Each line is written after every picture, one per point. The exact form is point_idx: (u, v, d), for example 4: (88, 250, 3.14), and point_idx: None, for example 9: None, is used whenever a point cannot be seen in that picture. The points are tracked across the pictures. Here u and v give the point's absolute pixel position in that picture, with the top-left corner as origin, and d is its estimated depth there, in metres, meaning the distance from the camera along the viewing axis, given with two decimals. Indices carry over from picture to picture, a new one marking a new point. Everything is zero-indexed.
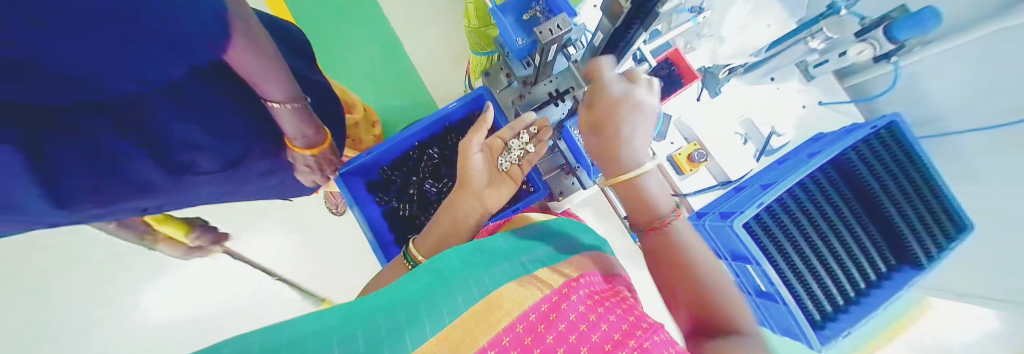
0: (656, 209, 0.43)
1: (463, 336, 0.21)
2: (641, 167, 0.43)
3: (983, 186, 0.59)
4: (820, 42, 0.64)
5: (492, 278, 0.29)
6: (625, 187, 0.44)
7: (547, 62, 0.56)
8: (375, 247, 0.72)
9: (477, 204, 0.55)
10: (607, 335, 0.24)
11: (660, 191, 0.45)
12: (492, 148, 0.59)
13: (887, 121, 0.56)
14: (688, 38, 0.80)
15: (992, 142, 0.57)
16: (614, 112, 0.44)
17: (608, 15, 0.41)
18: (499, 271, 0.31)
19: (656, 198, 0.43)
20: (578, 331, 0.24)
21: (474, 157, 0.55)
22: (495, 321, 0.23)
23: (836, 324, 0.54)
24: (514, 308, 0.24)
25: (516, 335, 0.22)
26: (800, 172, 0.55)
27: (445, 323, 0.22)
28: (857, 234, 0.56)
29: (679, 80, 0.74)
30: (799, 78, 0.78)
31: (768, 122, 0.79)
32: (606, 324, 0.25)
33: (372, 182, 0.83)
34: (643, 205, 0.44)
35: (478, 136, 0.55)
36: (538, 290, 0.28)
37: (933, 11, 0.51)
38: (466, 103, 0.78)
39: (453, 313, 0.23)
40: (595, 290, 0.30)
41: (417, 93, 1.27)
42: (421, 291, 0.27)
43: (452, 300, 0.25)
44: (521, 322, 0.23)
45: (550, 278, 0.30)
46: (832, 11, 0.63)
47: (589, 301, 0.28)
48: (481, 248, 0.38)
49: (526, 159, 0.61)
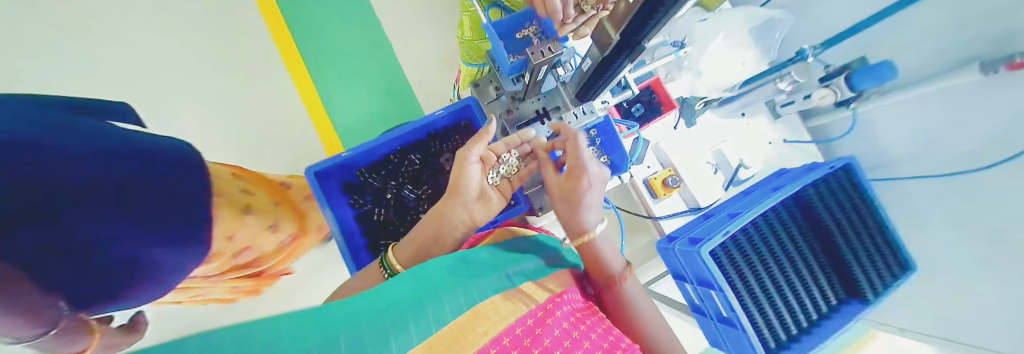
0: (611, 268, 0.46)
1: (451, 346, 0.22)
2: (595, 230, 0.48)
3: (932, 230, 0.66)
4: (787, 84, 0.72)
5: (478, 290, 0.29)
6: (583, 249, 0.48)
7: (536, 81, 0.57)
8: (345, 253, 0.69)
9: (465, 214, 0.53)
10: (590, 352, 0.25)
11: (614, 252, 0.48)
12: (485, 161, 0.56)
13: (844, 163, 0.62)
14: (670, 69, 0.85)
15: (934, 188, 0.65)
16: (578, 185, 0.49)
17: (597, 44, 0.41)
18: (484, 282, 0.31)
19: (611, 259, 0.46)
20: (563, 346, 0.24)
21: (470, 168, 0.53)
22: (482, 333, 0.23)
23: (789, 352, 0.57)
24: (501, 322, 0.25)
25: (503, 347, 0.23)
26: (764, 205, 0.59)
27: (431, 333, 0.22)
28: (811, 267, 0.60)
29: (659, 108, 0.79)
30: (767, 116, 0.85)
31: (737, 154, 0.85)
32: (588, 341, 0.26)
33: (347, 183, 0.79)
34: (597, 262, 0.46)
35: (478, 147, 0.53)
36: (524, 304, 0.28)
37: (889, 65, 0.59)
38: (452, 111, 0.77)
39: (440, 323, 0.23)
40: (577, 307, 0.31)
41: (402, 95, 1.29)
42: (405, 298, 0.27)
43: (440, 309, 0.25)
44: (508, 336, 0.24)
45: (534, 293, 0.31)
46: (800, 57, 0.69)
47: (572, 318, 0.28)
48: (465, 258, 0.38)
49: (516, 177, 0.60)
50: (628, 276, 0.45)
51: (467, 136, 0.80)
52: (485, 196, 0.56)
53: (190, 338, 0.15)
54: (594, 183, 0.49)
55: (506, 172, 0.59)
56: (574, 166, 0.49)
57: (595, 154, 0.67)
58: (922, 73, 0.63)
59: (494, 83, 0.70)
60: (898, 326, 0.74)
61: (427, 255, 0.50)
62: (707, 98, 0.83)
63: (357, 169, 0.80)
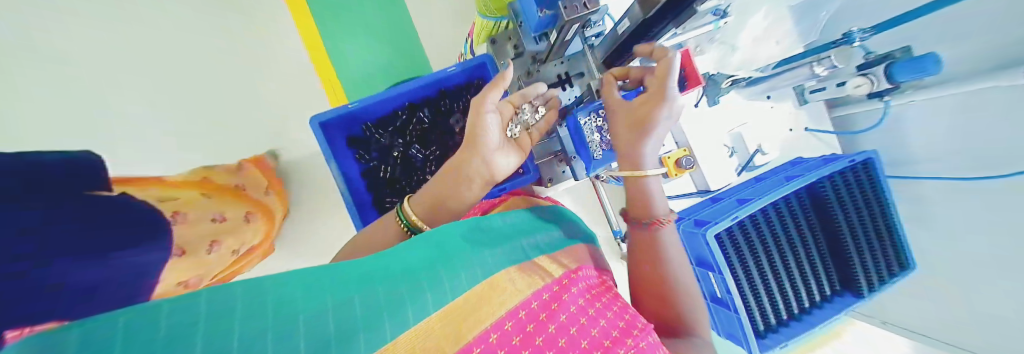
0: (653, 209, 0.44)
1: (466, 316, 0.22)
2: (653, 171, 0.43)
3: (942, 237, 0.65)
4: (825, 68, 0.66)
5: (492, 259, 0.29)
6: (632, 186, 0.44)
7: (563, 40, 0.53)
8: (351, 209, 0.70)
9: (483, 169, 0.51)
10: (606, 331, 0.25)
11: (659, 193, 0.46)
12: (503, 112, 0.51)
13: (865, 157, 0.58)
14: (701, 41, 0.77)
15: (953, 194, 0.62)
16: (653, 108, 0.41)
17: (641, 3, 0.37)
18: (500, 253, 0.30)
19: (657, 201, 0.44)
20: (578, 324, 0.25)
21: (487, 117, 0.49)
22: (498, 303, 0.24)
23: (776, 335, 0.59)
24: (517, 294, 0.25)
25: (519, 321, 0.24)
26: (777, 194, 0.57)
27: (446, 300, 0.22)
28: (812, 258, 0.61)
29: (682, 84, 0.74)
30: (793, 102, 0.80)
31: (756, 139, 0.81)
32: (604, 320, 0.26)
33: (352, 137, 0.77)
34: (644, 204, 0.44)
35: (496, 94, 0.48)
36: (540, 277, 0.28)
37: (935, 57, 0.53)
38: (465, 69, 0.72)
39: (454, 291, 0.23)
40: (592, 284, 0.31)
41: (409, 45, 1.21)
42: (419, 259, 0.27)
43: (454, 276, 0.25)
44: (523, 309, 0.24)
45: (549, 266, 0.31)
46: (846, 40, 0.65)
47: (587, 295, 0.29)
48: (481, 222, 0.37)
49: (537, 129, 0.56)
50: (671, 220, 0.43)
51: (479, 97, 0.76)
52: (506, 151, 0.54)
53: (197, 302, 0.15)
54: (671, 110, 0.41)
55: (526, 123, 0.57)
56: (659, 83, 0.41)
57: None
58: (966, 69, 0.58)
59: (513, 41, 0.65)
60: (880, 319, 0.76)
61: (443, 210, 0.50)
62: (734, 77, 0.75)
63: (363, 123, 0.78)
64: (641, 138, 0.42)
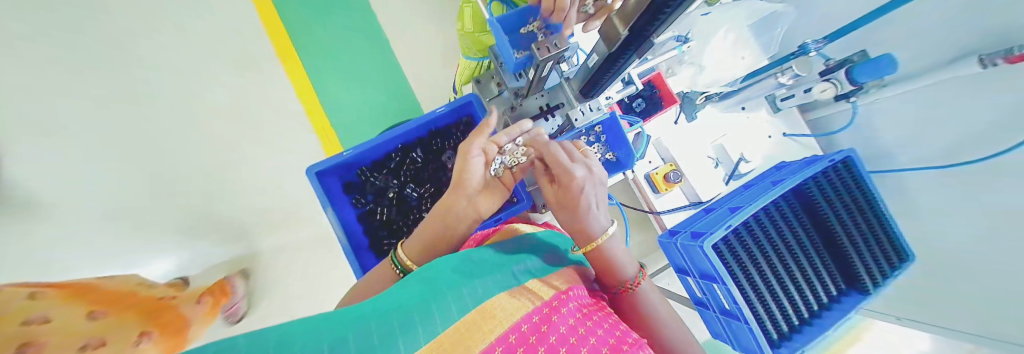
0: (623, 273, 0.45)
1: (457, 344, 0.22)
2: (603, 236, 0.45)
3: (935, 224, 0.66)
4: (789, 77, 0.74)
5: (483, 288, 0.29)
6: (593, 256, 0.45)
7: (540, 76, 0.56)
8: (348, 253, 0.68)
9: (469, 209, 0.53)
10: (596, 348, 0.24)
11: (625, 254, 0.46)
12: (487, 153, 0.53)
13: (844, 155, 0.62)
14: (672, 64, 0.83)
15: (935, 181, 0.64)
16: (568, 190, 0.46)
17: (606, 39, 0.41)
18: (491, 282, 0.31)
19: (622, 263, 0.45)
20: (568, 343, 0.24)
21: (473, 161, 0.51)
22: (488, 330, 0.23)
23: (791, 343, 0.57)
24: (507, 319, 0.25)
25: (509, 345, 0.22)
26: (765, 198, 0.59)
27: (438, 332, 0.22)
28: (812, 259, 0.61)
29: (659, 103, 0.80)
30: (767, 110, 0.85)
31: (738, 148, 0.85)
32: (594, 338, 0.26)
33: (349, 182, 0.78)
34: (611, 271, 0.45)
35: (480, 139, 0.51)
36: (530, 301, 0.28)
37: (891, 58, 0.58)
38: (453, 108, 0.76)
39: (446, 323, 0.23)
40: (584, 304, 0.31)
41: (404, 93, 1.31)
42: (411, 297, 0.27)
43: (447, 310, 0.25)
44: (512, 333, 0.24)
45: (539, 289, 0.31)
46: (802, 52, 0.73)
47: (578, 314, 0.28)
48: (469, 257, 0.37)
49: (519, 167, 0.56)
50: (639, 281, 0.44)
51: (467, 133, 0.79)
52: (495, 188, 0.56)
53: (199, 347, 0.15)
54: (585, 186, 0.45)
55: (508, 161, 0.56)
56: (559, 171, 0.45)
57: (600, 152, 0.66)
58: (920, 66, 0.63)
59: (496, 79, 0.71)
60: (893, 315, 0.73)
61: (439, 249, 0.50)
62: (707, 92, 0.84)
63: (358, 168, 0.79)
64: (575, 214, 0.46)
